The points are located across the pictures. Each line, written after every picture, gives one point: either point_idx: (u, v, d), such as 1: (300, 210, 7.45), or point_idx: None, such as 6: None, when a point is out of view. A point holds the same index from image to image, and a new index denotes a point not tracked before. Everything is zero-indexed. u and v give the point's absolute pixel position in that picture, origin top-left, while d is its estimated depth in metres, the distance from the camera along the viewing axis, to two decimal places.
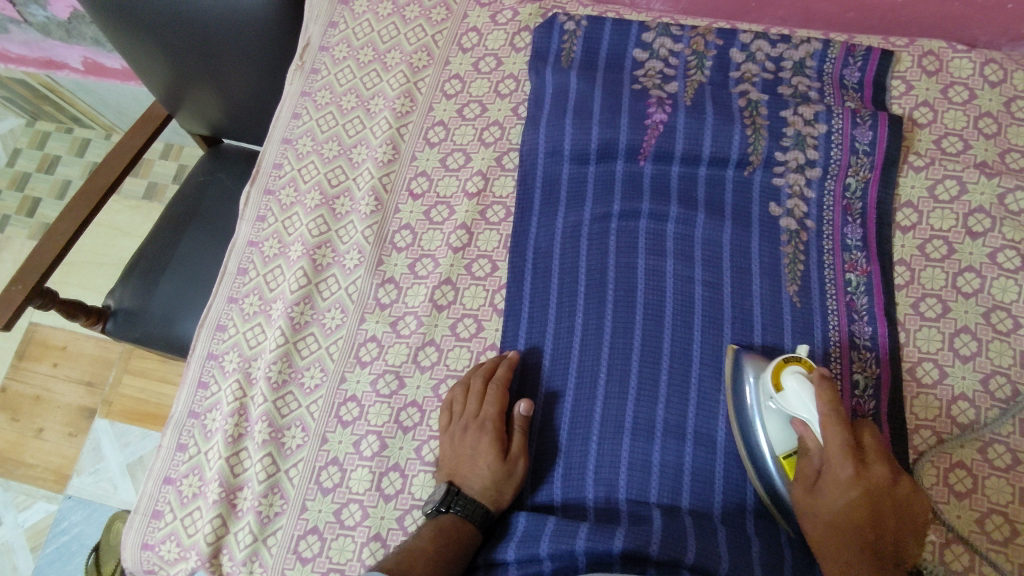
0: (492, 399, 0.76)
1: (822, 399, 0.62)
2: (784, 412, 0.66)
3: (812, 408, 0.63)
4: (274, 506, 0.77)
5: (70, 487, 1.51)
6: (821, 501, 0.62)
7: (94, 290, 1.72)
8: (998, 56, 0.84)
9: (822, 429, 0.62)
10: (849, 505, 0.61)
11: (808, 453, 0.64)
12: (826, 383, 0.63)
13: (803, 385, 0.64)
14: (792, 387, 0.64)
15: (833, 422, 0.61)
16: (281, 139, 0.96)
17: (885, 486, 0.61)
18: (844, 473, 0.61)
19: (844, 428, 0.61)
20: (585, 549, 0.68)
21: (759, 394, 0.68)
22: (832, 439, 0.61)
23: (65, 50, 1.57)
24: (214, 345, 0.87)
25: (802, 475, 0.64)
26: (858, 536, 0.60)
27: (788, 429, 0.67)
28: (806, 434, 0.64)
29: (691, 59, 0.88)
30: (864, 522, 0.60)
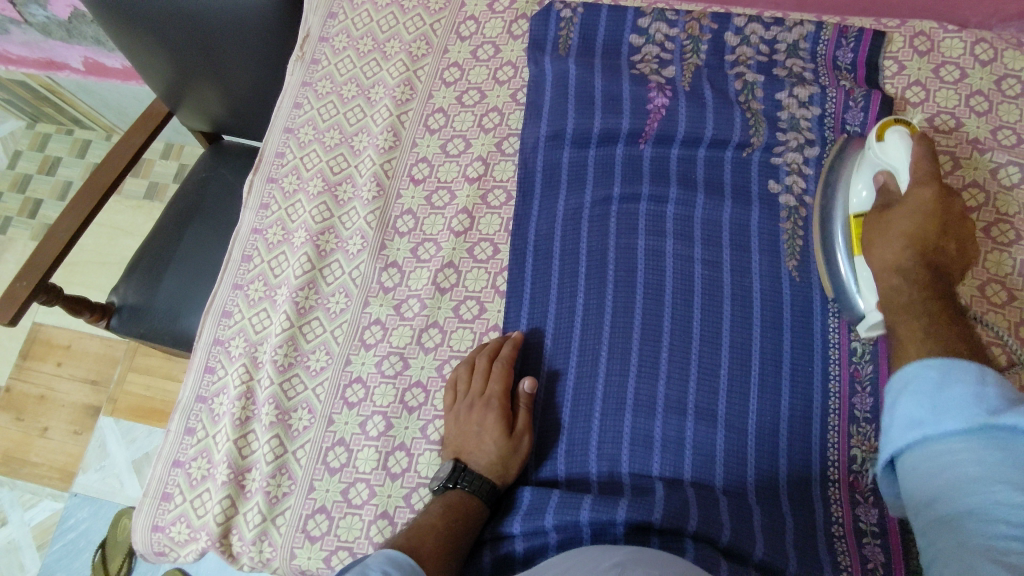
0: (496, 376, 0.77)
1: (918, 145, 0.67)
2: (879, 161, 0.70)
3: (905, 156, 0.67)
4: (282, 486, 0.79)
5: (77, 484, 1.52)
6: (893, 225, 0.66)
7: (97, 289, 1.73)
8: (987, 35, 0.86)
9: (909, 169, 0.67)
10: (919, 224, 0.64)
11: (887, 192, 0.69)
12: (922, 134, 0.68)
13: (905, 137, 0.68)
14: (894, 136, 0.68)
15: (923, 160, 0.66)
16: (283, 129, 0.97)
17: (959, 215, 0.64)
18: (926, 194, 0.64)
19: (935, 161, 0.66)
20: (589, 520, 0.69)
21: (850, 209, 0.74)
22: (920, 171, 0.66)
23: (66, 51, 1.58)
24: (220, 331, 0.88)
25: (877, 209, 0.69)
26: (922, 253, 0.63)
27: (873, 178, 0.71)
28: (890, 180, 0.69)
29: (686, 43, 0.89)
30: (929, 248, 0.64)
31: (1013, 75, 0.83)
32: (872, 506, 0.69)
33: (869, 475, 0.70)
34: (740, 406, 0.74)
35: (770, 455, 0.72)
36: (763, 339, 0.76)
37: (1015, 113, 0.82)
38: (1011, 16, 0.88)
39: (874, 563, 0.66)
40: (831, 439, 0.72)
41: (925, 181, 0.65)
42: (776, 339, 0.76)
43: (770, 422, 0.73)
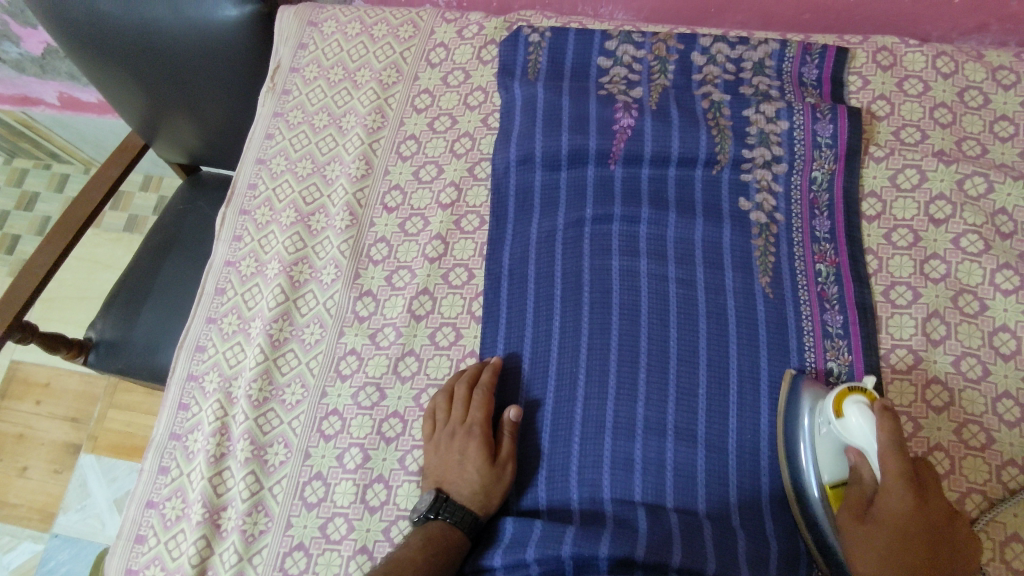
0: (476, 404, 0.76)
1: (881, 424, 0.61)
2: (840, 437, 0.65)
3: (873, 445, 0.62)
4: (259, 524, 0.77)
5: (56, 525, 1.48)
6: (875, 509, 0.62)
7: (75, 324, 1.71)
8: (947, 49, 0.87)
9: (880, 459, 0.61)
10: (895, 549, 0.60)
11: (862, 482, 0.64)
12: (885, 410, 0.62)
13: (868, 423, 0.62)
14: (855, 417, 0.63)
15: (888, 444, 0.61)
16: (256, 160, 0.97)
17: (937, 530, 0.61)
18: (896, 501, 0.61)
19: (901, 456, 0.61)
20: (572, 554, 0.68)
21: (814, 427, 0.68)
22: (892, 465, 0.61)
23: (40, 86, 1.58)
24: (194, 367, 0.87)
25: (855, 513, 0.64)
26: (899, 542, 0.60)
27: (841, 457, 0.66)
28: (862, 459, 0.64)
29: (654, 64, 0.89)
30: (913, 544, 0.60)
31: (974, 87, 0.85)
32: None
33: None
34: (719, 426, 0.73)
35: (751, 475, 0.71)
36: (740, 358, 0.76)
37: (977, 123, 0.84)
38: (970, 29, 0.90)
39: None
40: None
41: (897, 484, 0.61)
42: (754, 357, 0.76)
43: (750, 442, 0.72)
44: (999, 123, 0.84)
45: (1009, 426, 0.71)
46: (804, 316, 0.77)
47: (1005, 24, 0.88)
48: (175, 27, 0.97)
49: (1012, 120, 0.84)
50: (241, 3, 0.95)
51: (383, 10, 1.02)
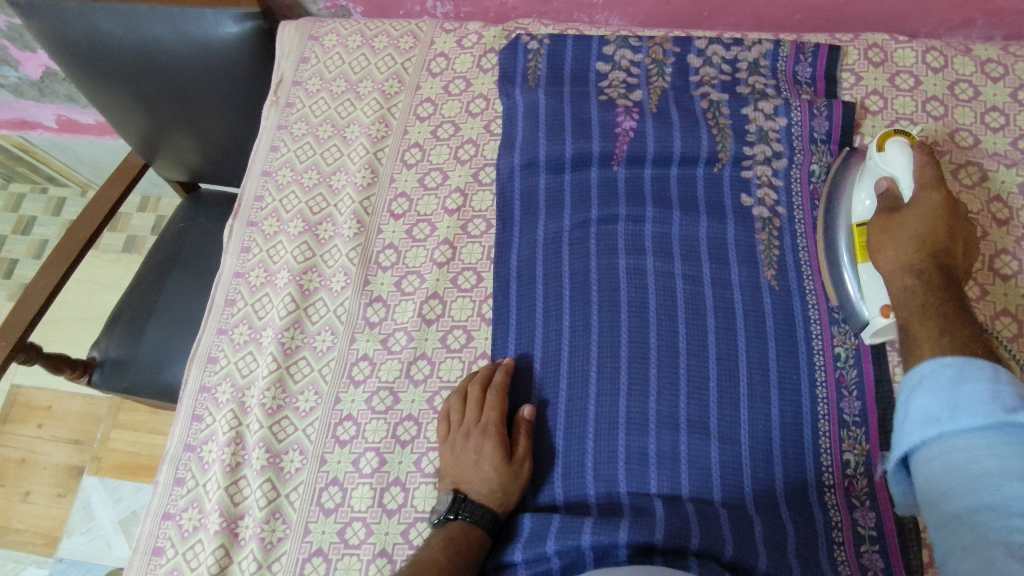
0: (491, 403, 0.77)
1: (919, 156, 0.71)
2: (880, 171, 0.73)
3: (909, 163, 0.71)
4: (277, 531, 0.77)
5: (62, 548, 1.47)
6: (899, 226, 0.69)
7: (76, 346, 1.71)
8: (937, 44, 0.89)
9: (914, 173, 0.70)
10: (926, 228, 0.67)
11: (892, 195, 0.72)
12: (924, 148, 0.71)
13: (908, 151, 0.71)
14: (896, 146, 0.72)
15: (925, 167, 0.70)
16: (261, 173, 0.98)
17: (959, 220, 0.68)
18: (932, 199, 0.68)
19: (937, 189, 0.69)
20: (591, 544, 0.69)
21: (861, 189, 0.76)
22: (925, 175, 0.70)
23: (38, 110, 1.58)
24: (206, 378, 0.87)
25: (884, 212, 0.71)
26: (926, 250, 0.67)
27: (874, 186, 0.74)
28: (891, 190, 0.72)
29: (651, 67, 0.91)
30: (935, 250, 0.67)
31: (964, 80, 0.88)
32: (869, 509, 0.70)
33: (863, 478, 0.71)
34: (731, 417, 0.74)
35: (765, 464, 0.72)
36: (748, 350, 0.77)
37: (969, 115, 0.86)
38: (957, 25, 0.93)
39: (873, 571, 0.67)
40: (823, 444, 0.73)
41: (929, 181, 0.69)
42: (762, 349, 0.77)
43: (761, 432, 0.73)
44: (990, 114, 0.86)
45: None
46: (810, 305, 0.78)
47: (990, 18, 0.91)
48: (176, 46, 0.99)
49: (1003, 111, 0.86)
50: (241, 21, 0.98)
51: (382, 23, 1.03)
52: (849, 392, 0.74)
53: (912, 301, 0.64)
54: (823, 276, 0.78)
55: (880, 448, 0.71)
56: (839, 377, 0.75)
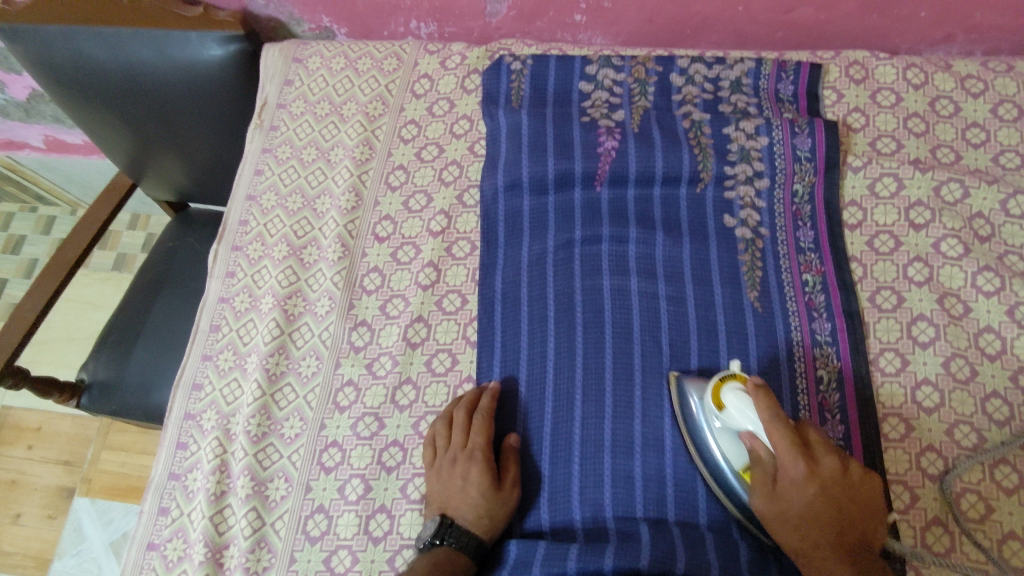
0: (476, 429, 0.76)
1: (768, 409, 0.63)
2: (731, 428, 0.66)
3: (758, 419, 0.63)
4: (262, 561, 0.77)
5: (52, 571, 1.46)
6: (785, 500, 0.63)
7: (66, 366, 1.70)
8: (918, 60, 0.90)
9: (771, 438, 0.62)
10: (811, 505, 0.62)
11: (761, 459, 0.64)
12: (762, 392, 0.64)
13: (745, 402, 0.64)
14: (734, 402, 0.64)
15: (778, 430, 0.62)
16: (246, 196, 0.98)
17: (836, 476, 0.62)
18: (798, 472, 0.62)
19: (786, 430, 0.62)
20: (578, 570, 0.68)
21: (709, 418, 0.68)
22: (781, 443, 0.62)
23: (25, 131, 1.58)
24: (191, 405, 0.87)
25: (766, 481, 0.64)
26: (831, 508, 0.62)
27: (738, 443, 0.66)
28: (755, 450, 0.64)
29: (634, 87, 0.91)
30: (824, 480, 0.62)
31: (945, 96, 0.88)
32: None
33: None
34: None
35: None
36: None
37: (950, 131, 0.86)
38: (938, 41, 0.93)
39: None
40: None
41: (788, 453, 0.62)
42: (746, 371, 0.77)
43: None
44: (971, 130, 0.86)
45: (999, 426, 0.72)
46: (793, 326, 0.78)
47: (970, 34, 0.91)
48: (161, 68, 0.99)
49: (983, 127, 0.86)
50: (227, 43, 0.99)
51: (366, 44, 1.03)
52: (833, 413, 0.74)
53: (811, 540, 0.62)
54: (694, 456, 0.71)
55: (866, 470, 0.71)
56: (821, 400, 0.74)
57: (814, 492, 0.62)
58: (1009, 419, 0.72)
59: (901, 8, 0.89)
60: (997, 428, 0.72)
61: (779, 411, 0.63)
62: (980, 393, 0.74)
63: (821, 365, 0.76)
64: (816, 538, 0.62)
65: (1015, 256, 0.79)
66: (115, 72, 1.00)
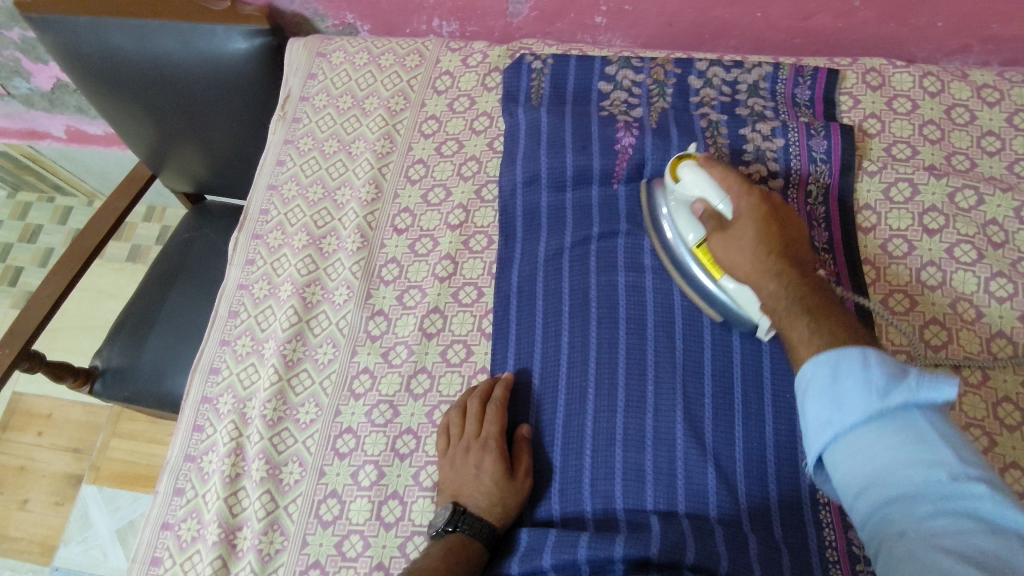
0: (491, 418, 0.77)
1: (713, 172, 0.74)
2: (683, 197, 0.77)
3: (710, 181, 0.74)
4: (275, 543, 0.78)
5: (59, 557, 1.47)
6: (732, 248, 0.70)
7: (79, 354, 1.71)
8: (934, 69, 0.91)
9: (721, 194, 0.73)
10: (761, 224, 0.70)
11: (713, 215, 0.73)
12: (712, 164, 0.75)
13: (697, 168, 0.75)
14: (688, 171, 0.75)
15: (727, 181, 0.73)
16: (267, 186, 0.99)
17: (778, 211, 0.72)
18: (748, 204, 0.72)
19: (750, 189, 0.72)
20: (587, 558, 0.69)
21: (669, 204, 0.79)
22: (730, 185, 0.73)
23: (48, 120, 1.60)
24: (208, 389, 0.88)
25: (715, 230, 0.72)
26: (768, 252, 0.68)
27: (692, 216, 0.76)
28: (706, 210, 0.74)
29: (653, 88, 0.93)
30: (775, 247, 0.68)
31: (961, 104, 0.89)
32: None
33: None
34: (726, 435, 0.75)
35: (760, 482, 0.73)
36: (745, 368, 0.78)
37: (965, 139, 0.87)
38: (954, 51, 0.94)
39: None
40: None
41: (743, 200, 0.72)
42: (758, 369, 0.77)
43: (758, 451, 0.74)
44: (986, 138, 0.87)
45: (1011, 430, 0.73)
46: None
47: (987, 45, 0.92)
48: (187, 60, 1.01)
49: (998, 135, 0.87)
50: (251, 36, 1.01)
51: (389, 41, 1.05)
52: None
53: (789, 315, 0.63)
54: (688, 288, 0.80)
55: None
56: None
57: (752, 255, 0.69)
58: (1020, 423, 0.73)
59: (919, 17, 0.90)
60: (1008, 431, 0.73)
61: (728, 170, 0.74)
62: (991, 396, 0.74)
63: None
64: (753, 260, 0.69)
65: None
66: (140, 63, 1.02)
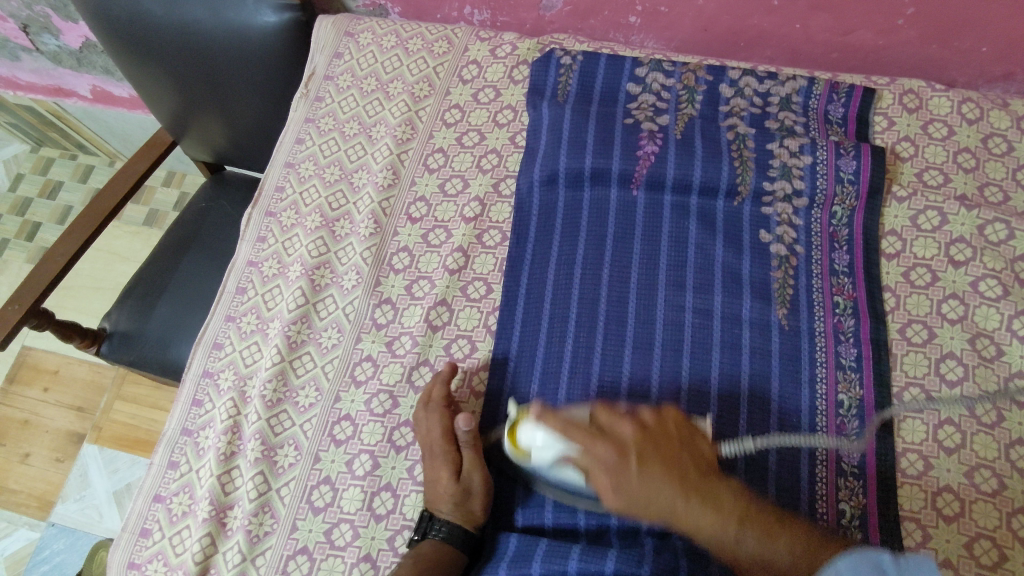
0: (434, 424, 0.76)
1: (555, 425, 0.69)
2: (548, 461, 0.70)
3: (567, 442, 0.68)
4: (264, 525, 0.77)
5: (54, 513, 1.48)
6: (646, 486, 0.66)
7: (88, 315, 1.72)
8: (975, 95, 0.88)
9: (592, 446, 0.68)
10: (665, 479, 0.66)
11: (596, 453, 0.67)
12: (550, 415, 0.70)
13: (538, 426, 0.70)
14: (538, 435, 0.70)
15: (596, 441, 0.67)
16: (285, 163, 0.98)
17: (655, 423, 0.70)
18: (628, 434, 0.68)
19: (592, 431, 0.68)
20: (577, 571, 0.69)
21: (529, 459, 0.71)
22: (610, 453, 0.67)
23: (74, 79, 1.61)
24: (209, 363, 0.88)
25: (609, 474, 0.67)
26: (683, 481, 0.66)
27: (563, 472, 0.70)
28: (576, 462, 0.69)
29: (682, 93, 0.91)
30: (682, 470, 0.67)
31: (999, 134, 0.86)
32: None
33: (857, 531, 0.69)
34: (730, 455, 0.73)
35: None
36: (753, 389, 0.76)
37: (1001, 170, 0.84)
38: (996, 77, 0.91)
39: None
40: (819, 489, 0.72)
41: (633, 444, 0.68)
42: (765, 395, 0.76)
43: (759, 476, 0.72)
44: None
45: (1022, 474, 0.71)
46: (817, 347, 0.77)
47: None
48: (213, 30, 1.00)
49: None
50: (280, 11, 0.99)
51: (418, 25, 1.04)
52: (849, 441, 0.73)
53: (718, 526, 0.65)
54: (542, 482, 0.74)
55: (878, 502, 0.70)
56: (839, 425, 0.74)
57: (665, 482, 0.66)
58: None
59: (963, 41, 0.87)
60: (1014, 473, 0.71)
61: (586, 428, 0.68)
62: (1003, 439, 0.72)
63: (842, 389, 0.75)
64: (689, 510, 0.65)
65: None
66: (167, 30, 1.01)
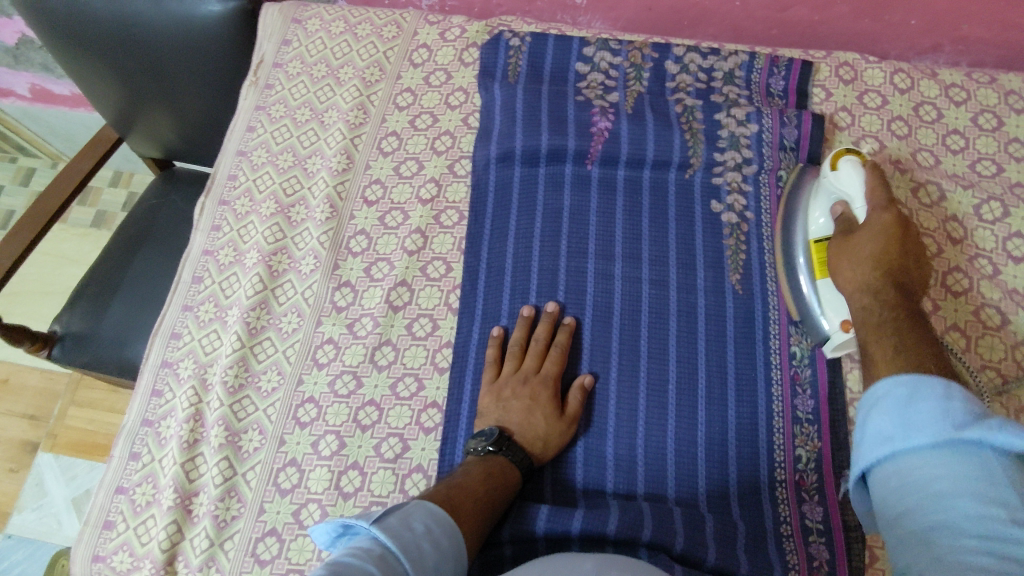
0: (552, 360, 0.79)
1: (871, 177, 0.74)
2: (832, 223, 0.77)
3: (862, 184, 0.74)
4: (231, 510, 0.77)
5: (11, 525, 1.44)
6: (844, 261, 0.72)
7: (38, 321, 1.67)
8: (905, 66, 0.93)
9: (864, 198, 0.73)
10: (881, 247, 0.69)
11: (846, 220, 0.75)
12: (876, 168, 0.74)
13: (859, 169, 0.74)
14: (848, 166, 0.75)
15: (878, 190, 0.72)
16: (236, 152, 0.98)
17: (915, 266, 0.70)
18: (880, 213, 0.71)
19: (886, 193, 0.72)
20: (545, 530, 0.71)
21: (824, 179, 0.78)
22: (876, 200, 0.72)
23: (11, 78, 1.56)
24: (168, 353, 0.87)
25: (840, 234, 0.74)
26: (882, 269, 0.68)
27: (830, 208, 0.77)
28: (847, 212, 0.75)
29: (630, 71, 0.93)
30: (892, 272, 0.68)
31: (928, 102, 0.91)
32: (817, 505, 0.72)
33: (813, 474, 0.73)
34: (689, 419, 0.77)
35: (719, 464, 0.75)
36: (708, 356, 0.79)
37: (931, 136, 0.89)
38: (926, 49, 0.96)
39: (819, 561, 0.70)
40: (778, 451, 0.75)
41: (880, 209, 0.71)
42: (722, 365, 0.79)
43: (719, 435, 0.76)
44: (951, 136, 0.89)
45: None
46: (769, 306, 0.81)
47: (957, 45, 0.94)
48: (155, 21, 0.98)
49: (963, 134, 0.89)
50: None
51: (367, 11, 1.04)
52: (803, 390, 0.77)
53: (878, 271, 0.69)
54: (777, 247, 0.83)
55: (832, 448, 0.74)
56: (793, 375, 0.77)
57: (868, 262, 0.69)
58: None
59: (893, 14, 0.91)
60: None
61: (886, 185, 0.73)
62: None
63: (794, 343, 0.79)
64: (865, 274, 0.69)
65: (980, 258, 0.82)
66: (108, 21, 0.98)
